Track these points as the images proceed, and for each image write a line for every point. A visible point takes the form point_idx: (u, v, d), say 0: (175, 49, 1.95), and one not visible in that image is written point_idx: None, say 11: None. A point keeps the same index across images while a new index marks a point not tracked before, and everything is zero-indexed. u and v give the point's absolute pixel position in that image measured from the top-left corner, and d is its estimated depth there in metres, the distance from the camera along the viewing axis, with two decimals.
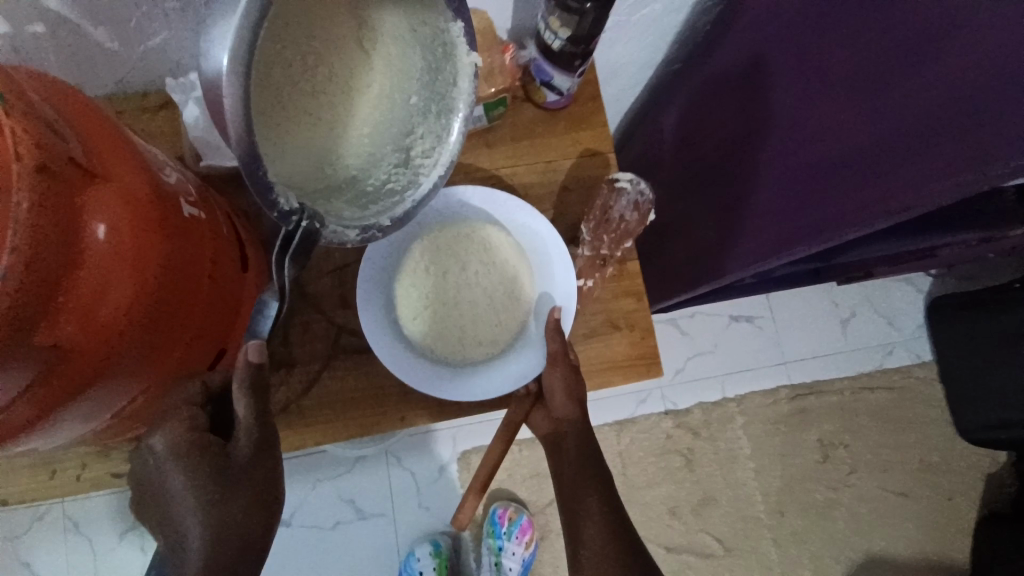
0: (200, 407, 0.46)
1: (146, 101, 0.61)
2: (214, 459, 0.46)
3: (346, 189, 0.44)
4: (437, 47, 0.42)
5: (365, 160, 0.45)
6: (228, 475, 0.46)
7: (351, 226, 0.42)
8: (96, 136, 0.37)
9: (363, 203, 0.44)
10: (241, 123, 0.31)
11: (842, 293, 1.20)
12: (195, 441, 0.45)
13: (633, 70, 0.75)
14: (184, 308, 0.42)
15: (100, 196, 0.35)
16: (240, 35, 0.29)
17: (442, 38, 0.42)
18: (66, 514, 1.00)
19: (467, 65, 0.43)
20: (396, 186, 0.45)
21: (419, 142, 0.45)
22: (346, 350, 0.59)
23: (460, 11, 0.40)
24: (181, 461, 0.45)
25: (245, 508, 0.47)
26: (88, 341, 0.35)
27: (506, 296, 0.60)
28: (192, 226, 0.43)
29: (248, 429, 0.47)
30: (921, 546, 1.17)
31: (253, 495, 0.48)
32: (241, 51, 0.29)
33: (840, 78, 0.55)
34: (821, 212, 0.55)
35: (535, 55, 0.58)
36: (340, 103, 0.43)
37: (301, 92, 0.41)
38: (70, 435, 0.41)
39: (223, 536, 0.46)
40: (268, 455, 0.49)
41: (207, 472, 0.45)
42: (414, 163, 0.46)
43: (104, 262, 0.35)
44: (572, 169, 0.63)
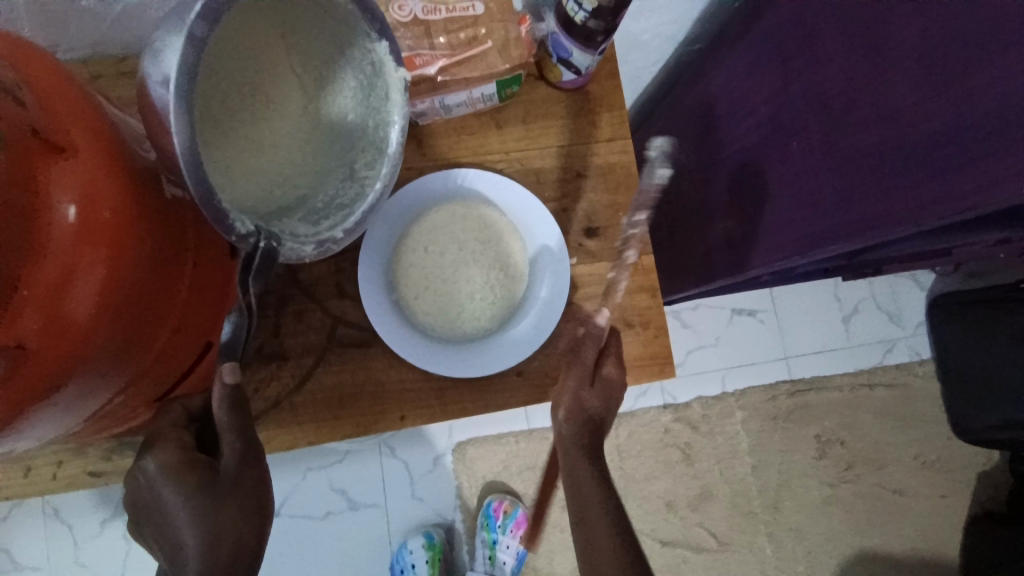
0: (183, 428, 0.43)
1: (123, 65, 0.55)
2: (200, 475, 0.41)
3: (297, 208, 0.45)
4: (366, 66, 0.43)
5: (309, 178, 0.45)
6: (218, 487, 0.41)
7: (307, 242, 0.42)
8: (63, 100, 0.32)
9: (315, 219, 0.44)
10: (186, 137, 0.32)
11: (846, 288, 1.18)
12: (180, 461, 0.41)
13: (655, 43, 0.72)
14: (164, 301, 0.37)
15: (68, 173, 0.30)
16: (181, 62, 0.32)
17: (370, 57, 0.43)
18: (47, 501, 0.99)
19: (397, 79, 0.43)
20: (345, 200, 0.45)
21: (362, 155, 0.45)
22: (342, 343, 0.55)
23: (382, 30, 0.41)
24: (167, 483, 0.40)
25: (238, 518, 0.41)
26: (56, 338, 0.30)
27: (504, 279, 0.56)
28: (173, 207, 0.38)
29: (230, 437, 0.42)
30: (915, 543, 1.17)
31: (246, 503, 0.42)
32: (190, 60, 0.32)
33: (896, 63, 0.50)
34: (863, 209, 0.53)
35: (554, 30, 0.53)
36: (282, 128, 0.45)
37: (242, 122, 0.43)
38: (40, 439, 0.36)
39: (218, 546, 0.40)
40: (258, 463, 0.43)
41: (193, 490, 0.40)
42: (360, 175, 0.45)
43: (74, 247, 0.30)
44: (588, 154, 0.59)
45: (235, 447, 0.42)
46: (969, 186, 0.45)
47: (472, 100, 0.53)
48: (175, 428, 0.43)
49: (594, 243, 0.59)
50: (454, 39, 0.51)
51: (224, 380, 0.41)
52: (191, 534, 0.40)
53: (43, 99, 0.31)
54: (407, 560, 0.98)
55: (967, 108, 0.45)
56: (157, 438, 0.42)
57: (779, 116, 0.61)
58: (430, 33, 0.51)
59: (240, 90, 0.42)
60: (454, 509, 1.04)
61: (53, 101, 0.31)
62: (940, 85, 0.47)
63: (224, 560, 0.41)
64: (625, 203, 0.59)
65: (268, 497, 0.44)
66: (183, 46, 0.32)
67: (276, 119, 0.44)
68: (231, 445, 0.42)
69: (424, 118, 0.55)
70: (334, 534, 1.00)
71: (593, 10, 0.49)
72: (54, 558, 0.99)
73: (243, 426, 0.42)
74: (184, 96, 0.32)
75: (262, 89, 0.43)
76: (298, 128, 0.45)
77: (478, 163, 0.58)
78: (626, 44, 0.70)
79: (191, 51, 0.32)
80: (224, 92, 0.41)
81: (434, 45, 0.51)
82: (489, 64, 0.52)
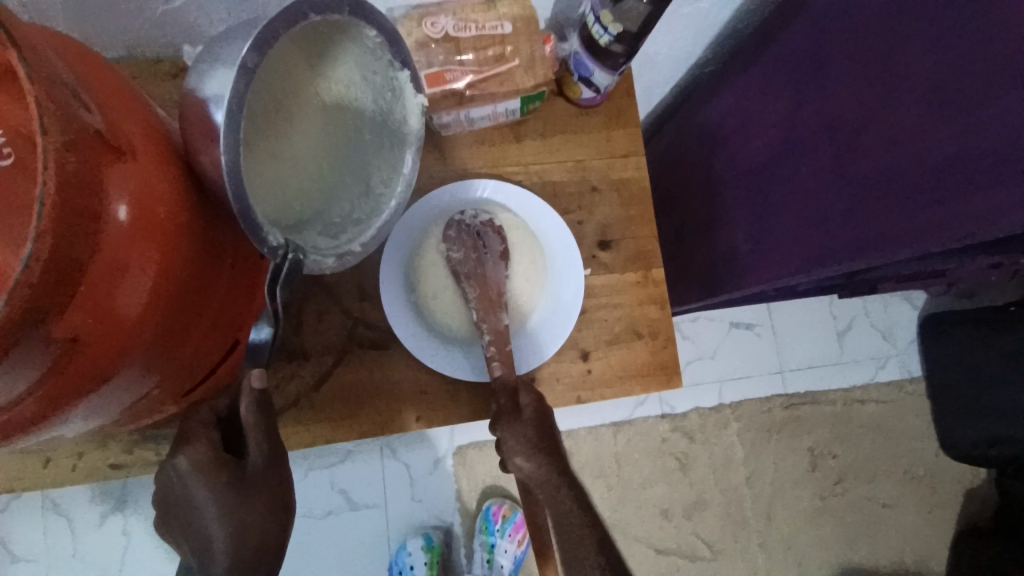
0: (212, 428, 0.46)
1: (157, 67, 0.57)
2: (228, 472, 0.44)
3: (315, 221, 0.46)
4: (388, 91, 0.46)
5: (324, 193, 0.47)
6: (245, 483, 0.44)
7: (328, 254, 0.44)
8: (117, 106, 0.34)
9: (333, 233, 0.47)
10: (230, 155, 0.34)
11: (841, 305, 1.21)
12: (210, 459, 0.43)
13: (668, 65, 0.75)
14: (200, 300, 0.38)
15: (124, 176, 0.32)
16: (234, 90, 0.33)
17: (392, 84, 0.45)
18: (46, 493, 0.99)
19: (416, 105, 0.46)
20: (360, 215, 0.48)
21: (377, 174, 0.48)
22: (360, 343, 0.56)
23: (405, 60, 0.43)
24: (197, 479, 0.43)
25: (264, 513, 0.44)
26: (108, 332, 0.32)
27: (498, 289, 0.55)
28: (215, 210, 0.39)
29: (257, 438, 0.44)
30: (902, 556, 1.20)
31: (271, 500, 0.45)
32: (241, 86, 0.33)
33: (904, 96, 0.53)
34: (871, 231, 0.55)
35: (578, 50, 0.55)
36: (302, 144, 0.45)
37: (265, 138, 0.43)
38: (74, 425, 0.38)
39: (247, 538, 0.44)
40: (282, 463, 0.46)
41: (223, 486, 0.43)
42: (375, 192, 0.48)
43: (124, 246, 0.31)
44: (603, 169, 0.61)
45: (260, 446, 0.44)
46: (973, 211, 0.48)
47: (496, 114, 0.57)
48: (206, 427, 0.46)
49: (607, 255, 0.61)
50: (482, 55, 0.53)
51: (252, 384, 0.44)
52: (219, 528, 0.43)
53: (100, 101, 0.32)
54: (406, 562, 0.99)
55: (972, 141, 0.48)
56: (188, 436, 0.45)
57: (789, 137, 0.64)
58: (458, 49, 0.53)
59: (265, 107, 0.42)
60: (454, 512, 1.05)
61: (109, 103, 0.33)
62: (950, 116, 0.50)
63: (251, 553, 0.44)
64: (638, 216, 0.62)
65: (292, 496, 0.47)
66: (234, 76, 0.33)
67: (295, 135, 0.44)
68: (258, 443, 0.45)
69: (448, 129, 0.57)
70: (333, 532, 1.01)
71: (617, 34, 0.52)
72: (50, 551, 0.99)
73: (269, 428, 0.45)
74: (234, 120, 0.34)
75: (284, 106, 0.44)
76: (315, 144, 0.46)
77: (497, 174, 0.60)
78: (640, 64, 0.73)
79: (242, 81, 0.33)
80: (251, 109, 0.41)
81: (462, 61, 0.53)
82: (516, 82, 0.54)
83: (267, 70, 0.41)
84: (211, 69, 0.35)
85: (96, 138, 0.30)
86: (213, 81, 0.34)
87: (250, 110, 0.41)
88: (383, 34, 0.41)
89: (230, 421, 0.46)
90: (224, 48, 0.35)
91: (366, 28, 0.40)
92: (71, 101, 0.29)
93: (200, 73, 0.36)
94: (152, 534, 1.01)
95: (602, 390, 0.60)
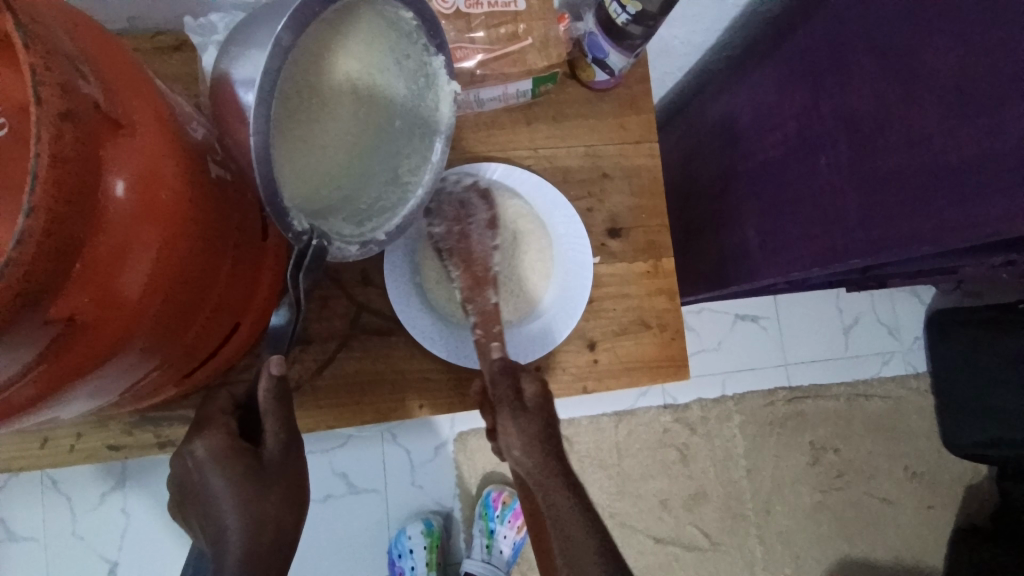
0: (229, 415, 0.46)
1: (158, 40, 0.55)
2: (247, 461, 0.44)
3: (340, 208, 0.45)
4: (420, 77, 0.46)
5: (352, 180, 0.46)
6: (262, 474, 0.44)
7: (352, 241, 0.44)
8: (115, 77, 0.32)
9: (359, 220, 0.46)
10: (263, 137, 0.34)
11: (848, 300, 1.20)
12: (229, 447, 0.44)
13: (684, 50, 0.73)
14: (204, 282, 0.37)
15: (123, 151, 0.30)
16: (265, 70, 0.34)
17: (425, 70, 0.46)
18: (46, 472, 0.99)
19: (448, 93, 0.46)
20: (387, 204, 0.47)
21: (406, 161, 0.47)
22: (365, 330, 0.55)
23: (440, 46, 0.44)
24: (216, 468, 0.43)
25: (279, 505, 0.44)
26: (106, 314, 0.31)
27: (484, 263, 0.53)
28: (218, 189, 0.38)
29: (275, 429, 0.45)
30: (900, 552, 1.20)
31: (285, 491, 0.45)
32: (277, 65, 0.34)
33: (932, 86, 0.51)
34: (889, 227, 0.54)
35: (592, 29, 0.54)
36: (332, 132, 0.44)
37: (298, 122, 0.42)
38: (71, 408, 0.37)
39: (263, 529, 0.43)
40: (297, 454, 0.47)
41: (240, 477, 0.43)
42: (403, 180, 0.47)
43: (126, 224, 0.30)
44: (615, 156, 0.60)
45: (278, 435, 0.45)
46: (995, 212, 0.46)
47: (507, 95, 0.55)
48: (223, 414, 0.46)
49: (616, 244, 0.60)
50: (495, 34, 0.51)
51: (270, 371, 0.44)
52: (233, 521, 0.42)
53: (99, 72, 0.31)
54: (406, 546, 0.99)
55: (997, 140, 0.46)
56: (207, 422, 0.45)
57: (805, 132, 0.63)
58: (470, 27, 0.51)
59: (299, 92, 0.42)
60: (453, 498, 1.05)
61: (108, 73, 0.31)
62: (968, 111, 0.49)
63: (266, 546, 0.44)
64: (649, 206, 0.60)
65: (305, 488, 0.47)
66: (269, 53, 0.34)
67: (327, 121, 0.44)
68: (275, 434, 0.45)
69: (457, 112, 0.55)
70: (334, 516, 1.01)
71: (635, 14, 0.50)
72: (51, 530, 0.99)
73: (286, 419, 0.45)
74: (266, 99, 0.34)
75: (318, 92, 0.43)
76: (347, 132, 0.45)
77: (507, 159, 0.59)
78: (655, 49, 0.71)
79: (276, 58, 0.34)
80: (285, 93, 0.41)
81: (473, 39, 0.51)
82: (528, 64, 0.52)
83: (305, 55, 0.41)
84: (247, 52, 0.36)
85: (97, 112, 0.29)
86: (242, 67, 0.36)
87: (283, 94, 0.41)
88: (421, 18, 0.42)
89: (247, 408, 0.47)
90: (257, 31, 0.36)
91: (403, 11, 0.41)
92: (70, 71, 0.28)
93: (234, 59, 0.37)
94: (153, 514, 1.01)
95: (608, 381, 0.59)
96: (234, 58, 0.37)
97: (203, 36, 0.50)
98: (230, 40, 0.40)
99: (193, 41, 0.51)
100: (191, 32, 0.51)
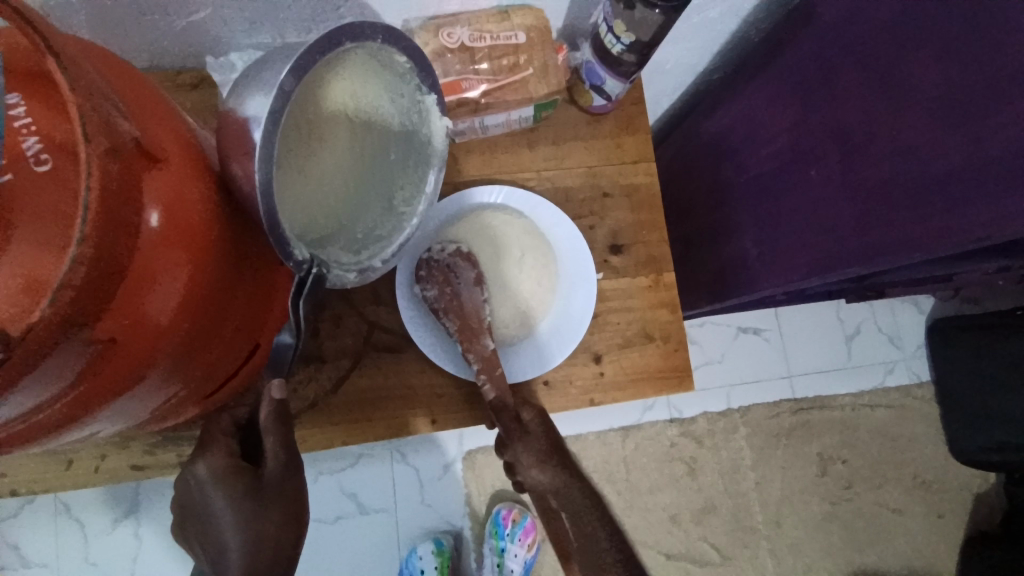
0: (231, 437, 0.49)
1: (180, 77, 0.58)
2: (246, 480, 0.45)
3: (339, 235, 0.48)
4: (414, 113, 0.48)
5: (350, 209, 0.49)
6: (262, 492, 0.45)
7: (350, 269, 0.46)
8: (149, 114, 0.35)
9: (356, 248, 0.48)
10: (265, 171, 0.36)
11: (849, 310, 1.21)
12: (231, 465, 0.46)
13: (679, 73, 0.76)
14: (226, 305, 0.40)
15: (154, 183, 0.33)
16: (270, 110, 0.36)
17: (418, 106, 0.48)
18: (59, 496, 1.00)
19: (440, 127, 0.48)
20: (383, 232, 0.49)
21: (401, 191, 0.50)
22: (376, 348, 0.57)
23: (432, 86, 0.46)
24: (216, 486, 0.45)
25: (280, 523, 0.45)
26: (138, 338, 0.33)
27: (477, 315, 0.55)
28: (239, 217, 0.40)
29: (275, 447, 0.47)
30: (913, 563, 1.19)
31: (287, 510, 0.46)
32: (277, 107, 0.36)
33: (917, 104, 0.54)
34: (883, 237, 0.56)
35: (590, 58, 0.57)
36: (331, 163, 0.48)
37: (300, 155, 0.46)
38: (100, 427, 0.39)
39: (262, 547, 0.44)
40: (297, 474, 0.48)
41: (240, 495, 0.44)
42: (397, 210, 0.50)
43: (156, 251, 0.32)
44: (615, 175, 0.63)
45: (277, 453, 0.46)
46: (975, 221, 0.50)
47: (510, 120, 0.58)
48: (225, 436, 0.48)
49: (618, 259, 0.62)
50: (498, 64, 0.54)
51: (272, 394, 0.46)
52: (234, 538, 0.44)
53: (135, 112, 0.33)
54: (416, 566, 0.99)
55: (978, 152, 0.50)
56: (211, 442, 0.48)
57: (796, 148, 0.65)
58: (475, 59, 0.54)
59: (299, 128, 0.45)
60: (462, 517, 1.05)
61: (140, 111, 0.34)
62: (952, 126, 0.51)
63: (266, 561, 0.44)
64: (649, 222, 0.62)
65: (305, 508, 0.48)
66: (273, 97, 0.36)
67: (326, 154, 0.47)
68: (274, 452, 0.47)
69: (461, 137, 0.58)
70: (344, 537, 1.01)
71: (629, 44, 0.53)
72: (63, 555, 1.00)
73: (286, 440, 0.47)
74: (269, 137, 0.36)
75: (316, 127, 0.46)
76: (345, 163, 0.48)
77: (511, 180, 0.61)
78: (650, 73, 0.74)
79: (280, 102, 0.36)
80: (284, 129, 0.44)
81: (478, 70, 0.54)
82: (529, 91, 0.56)
83: (304, 93, 0.44)
84: (247, 95, 0.38)
85: (134, 147, 0.31)
86: (253, 103, 0.37)
87: (285, 129, 0.44)
88: (413, 61, 0.44)
89: (249, 429, 0.50)
90: (265, 69, 0.38)
91: (397, 54, 0.43)
92: (112, 113, 0.30)
93: (240, 93, 0.39)
94: (164, 538, 1.02)
95: (614, 393, 0.60)
96: (244, 94, 0.39)
97: (224, 73, 0.54)
98: (238, 79, 0.41)
99: (214, 77, 0.55)
100: (212, 69, 0.54)
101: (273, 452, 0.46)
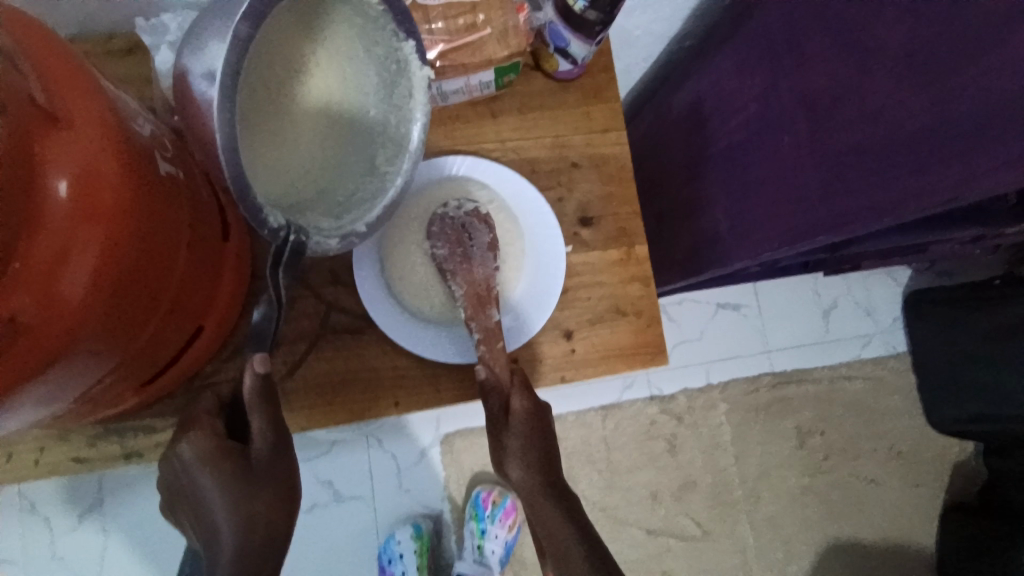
0: (216, 416, 0.44)
1: (111, 44, 0.54)
2: (234, 461, 0.42)
3: (318, 201, 0.45)
4: (391, 65, 0.44)
5: (329, 171, 0.46)
6: (252, 474, 0.42)
7: (331, 235, 0.43)
8: (52, 71, 0.31)
9: (336, 213, 0.45)
10: (226, 134, 0.34)
11: (826, 284, 1.21)
12: (217, 447, 0.42)
13: (650, 39, 0.74)
14: (155, 282, 0.36)
15: (58, 147, 0.29)
16: (225, 62, 0.33)
17: (395, 56, 0.44)
18: (22, 493, 0.95)
19: (421, 79, 0.44)
20: (365, 195, 0.45)
21: (382, 150, 0.46)
22: (335, 329, 0.55)
23: (410, 31, 0.42)
24: (203, 468, 0.41)
25: (271, 503, 0.43)
26: (48, 318, 0.30)
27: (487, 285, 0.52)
28: (168, 187, 0.37)
29: (262, 427, 0.43)
30: (888, 531, 1.21)
31: (279, 494, 0.43)
32: (237, 57, 0.34)
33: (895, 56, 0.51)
34: (855, 202, 0.54)
35: (552, 19, 0.54)
36: (305, 123, 0.44)
37: (269, 115, 0.42)
38: (25, 417, 0.35)
39: (253, 531, 0.41)
40: (287, 451, 0.45)
41: (228, 476, 0.41)
42: (379, 170, 0.46)
43: (62, 224, 0.29)
44: (583, 145, 0.60)
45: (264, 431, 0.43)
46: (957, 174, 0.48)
47: (470, 87, 0.55)
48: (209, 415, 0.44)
49: (588, 233, 0.59)
50: (453, 24, 0.51)
51: (254, 369, 0.42)
52: (223, 520, 0.41)
53: (36, 69, 0.30)
54: (394, 551, 0.98)
55: (955, 103, 0.47)
56: (192, 422, 0.43)
57: (768, 112, 0.64)
58: (428, 18, 0.50)
59: (267, 85, 0.42)
60: (441, 501, 1.04)
61: (44, 67, 0.30)
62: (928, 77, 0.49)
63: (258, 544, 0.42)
64: (619, 193, 0.60)
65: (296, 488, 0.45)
66: (228, 47, 0.33)
67: (298, 114, 0.44)
68: (262, 432, 0.43)
69: None
70: (321, 526, 0.99)
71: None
72: (29, 553, 0.96)
73: (274, 419, 0.44)
74: (228, 100, 0.34)
75: (286, 84, 0.43)
76: (319, 122, 0.45)
77: (473, 151, 0.58)
78: (620, 39, 0.72)
79: (236, 51, 0.34)
80: (250, 87, 0.40)
81: (432, 30, 0.50)
82: (488, 53, 0.52)
83: (267, 45, 0.40)
84: (205, 46, 0.35)
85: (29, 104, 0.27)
86: (203, 61, 0.35)
87: (250, 87, 0.40)
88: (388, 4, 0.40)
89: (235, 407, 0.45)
90: (215, 21, 0.35)
91: None
92: (3, 65, 0.27)
93: (192, 53, 0.37)
94: (134, 533, 0.99)
95: (585, 371, 0.58)
96: (195, 53, 0.36)
97: (156, 36, 0.49)
98: (189, 35, 0.38)
99: (145, 41, 0.50)
100: (143, 32, 0.50)
101: (259, 433, 0.43)
